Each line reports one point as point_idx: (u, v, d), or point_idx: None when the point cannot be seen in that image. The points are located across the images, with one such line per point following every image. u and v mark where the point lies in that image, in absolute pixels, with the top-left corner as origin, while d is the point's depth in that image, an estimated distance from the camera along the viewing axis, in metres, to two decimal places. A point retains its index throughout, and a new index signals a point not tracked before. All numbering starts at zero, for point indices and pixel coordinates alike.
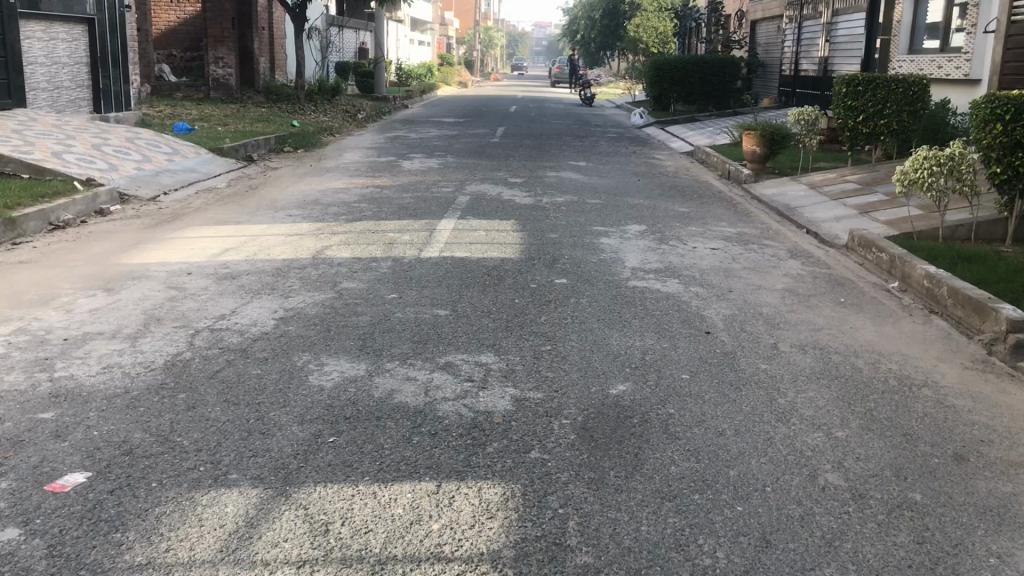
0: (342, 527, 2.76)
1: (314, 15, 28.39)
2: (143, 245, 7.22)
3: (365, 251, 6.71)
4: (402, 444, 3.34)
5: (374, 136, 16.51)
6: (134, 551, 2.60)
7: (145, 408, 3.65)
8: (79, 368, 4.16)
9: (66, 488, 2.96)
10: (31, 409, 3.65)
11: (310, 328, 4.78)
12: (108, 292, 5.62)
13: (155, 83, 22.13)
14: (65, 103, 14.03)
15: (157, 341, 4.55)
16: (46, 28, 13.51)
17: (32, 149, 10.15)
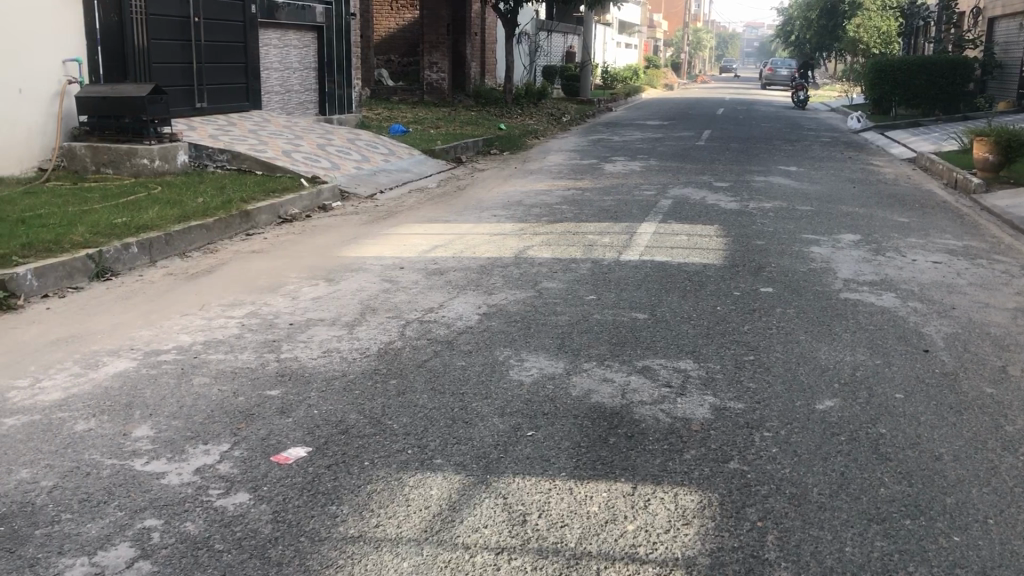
0: (539, 519, 2.83)
1: (525, 19, 29.09)
2: (360, 239, 7.69)
3: (566, 252, 6.81)
4: (599, 443, 3.38)
5: (579, 139, 16.68)
6: (347, 523, 2.79)
7: (359, 391, 3.89)
8: (302, 351, 4.49)
9: (289, 460, 3.21)
10: (261, 385, 3.99)
11: (512, 324, 4.91)
12: (328, 282, 6.02)
13: (374, 88, 23.47)
14: (295, 106, 15.15)
15: (371, 330, 4.84)
16: (282, 37, 14.64)
17: (266, 148, 11.02)
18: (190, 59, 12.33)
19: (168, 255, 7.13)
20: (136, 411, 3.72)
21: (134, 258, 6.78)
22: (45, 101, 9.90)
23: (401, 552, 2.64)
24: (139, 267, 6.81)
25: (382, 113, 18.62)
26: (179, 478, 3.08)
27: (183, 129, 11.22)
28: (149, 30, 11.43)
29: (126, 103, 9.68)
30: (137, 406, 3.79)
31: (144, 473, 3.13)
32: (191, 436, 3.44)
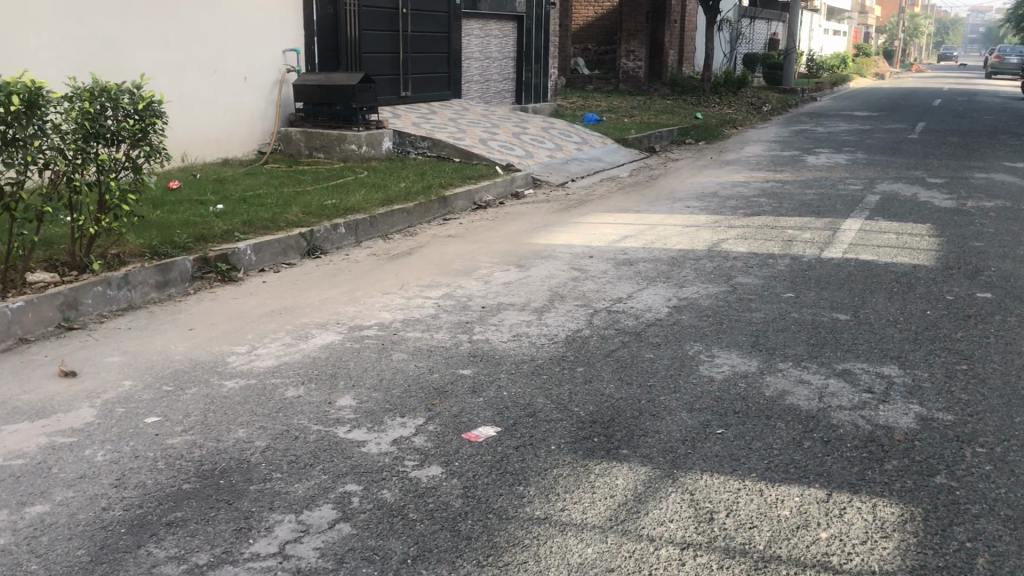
0: (726, 518, 2.77)
1: (727, 6, 28.34)
2: (553, 227, 7.78)
3: (763, 247, 6.59)
4: (792, 446, 3.26)
5: (780, 130, 16.07)
6: (533, 505, 2.84)
7: (548, 376, 3.96)
8: (494, 333, 4.61)
9: (479, 438, 3.31)
10: (454, 364, 4.14)
11: (703, 319, 4.83)
12: (520, 268, 6.14)
13: (570, 76, 23.66)
14: (493, 94, 15.50)
15: (560, 317, 4.89)
16: (483, 26, 15.01)
17: (465, 135, 11.36)
18: (397, 49, 12.89)
19: (371, 237, 7.50)
20: (340, 382, 3.96)
21: (341, 238, 7.19)
22: (266, 89, 10.67)
23: (586, 538, 2.67)
24: (346, 247, 7.21)
25: (577, 102, 18.72)
26: (378, 448, 3.25)
27: (389, 117, 11.75)
28: (362, 21, 12.03)
29: (338, 91, 10.25)
30: (341, 376, 4.03)
31: (346, 440, 3.33)
32: (390, 408, 3.62)
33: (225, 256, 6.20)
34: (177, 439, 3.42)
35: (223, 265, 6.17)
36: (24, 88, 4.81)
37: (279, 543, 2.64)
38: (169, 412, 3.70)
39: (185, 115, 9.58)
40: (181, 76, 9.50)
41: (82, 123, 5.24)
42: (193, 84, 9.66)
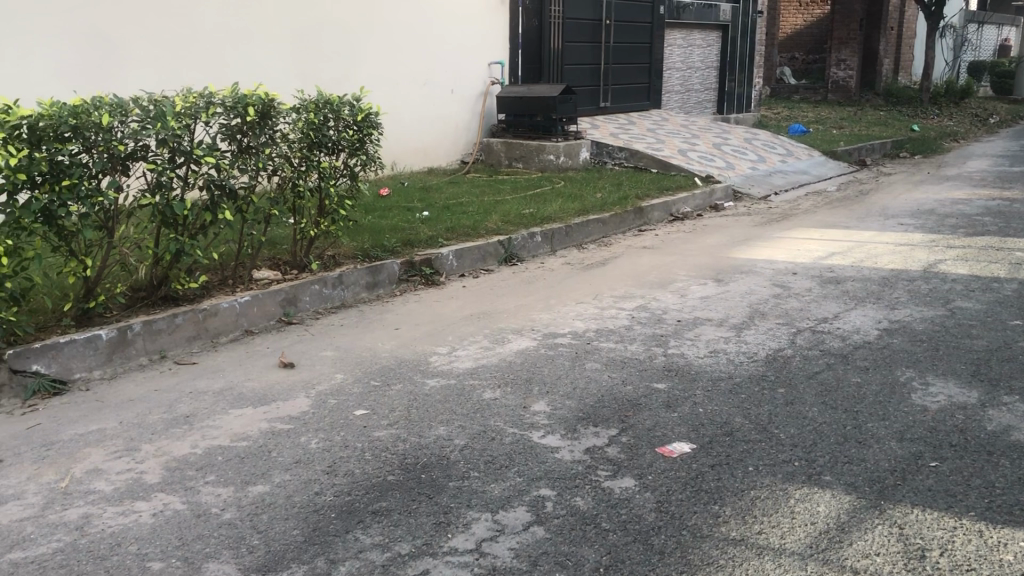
0: (940, 557, 2.60)
1: (951, 11, 26.56)
2: (753, 242, 7.57)
3: (987, 269, 6.12)
4: (1017, 487, 3.01)
5: (1008, 143, 14.86)
6: (729, 525, 2.78)
7: (746, 395, 3.86)
8: (690, 348, 4.55)
9: (674, 454, 3.28)
10: (649, 377, 4.12)
11: (917, 344, 4.55)
12: (718, 283, 6.02)
13: (775, 86, 22.97)
14: (694, 104, 15.29)
15: (760, 335, 4.75)
16: (687, 36, 14.84)
17: (664, 146, 11.27)
18: (599, 60, 12.99)
19: (567, 246, 7.60)
20: (535, 387, 4.04)
21: (538, 247, 7.33)
22: (471, 100, 11.06)
23: (784, 564, 2.58)
24: (542, 255, 7.34)
25: (783, 113, 18.11)
26: (572, 455, 3.30)
27: (588, 127, 11.86)
28: (565, 33, 12.22)
29: (540, 102, 10.46)
30: (536, 382, 4.11)
31: (541, 445, 3.39)
32: (583, 417, 3.65)
33: (429, 261, 6.47)
34: (382, 432, 3.60)
35: (427, 269, 6.44)
36: (259, 100, 5.25)
37: (476, 541, 2.73)
38: (376, 406, 3.91)
39: (397, 125, 10.08)
40: (394, 89, 10.01)
41: (307, 132, 5.65)
42: (406, 96, 10.16)
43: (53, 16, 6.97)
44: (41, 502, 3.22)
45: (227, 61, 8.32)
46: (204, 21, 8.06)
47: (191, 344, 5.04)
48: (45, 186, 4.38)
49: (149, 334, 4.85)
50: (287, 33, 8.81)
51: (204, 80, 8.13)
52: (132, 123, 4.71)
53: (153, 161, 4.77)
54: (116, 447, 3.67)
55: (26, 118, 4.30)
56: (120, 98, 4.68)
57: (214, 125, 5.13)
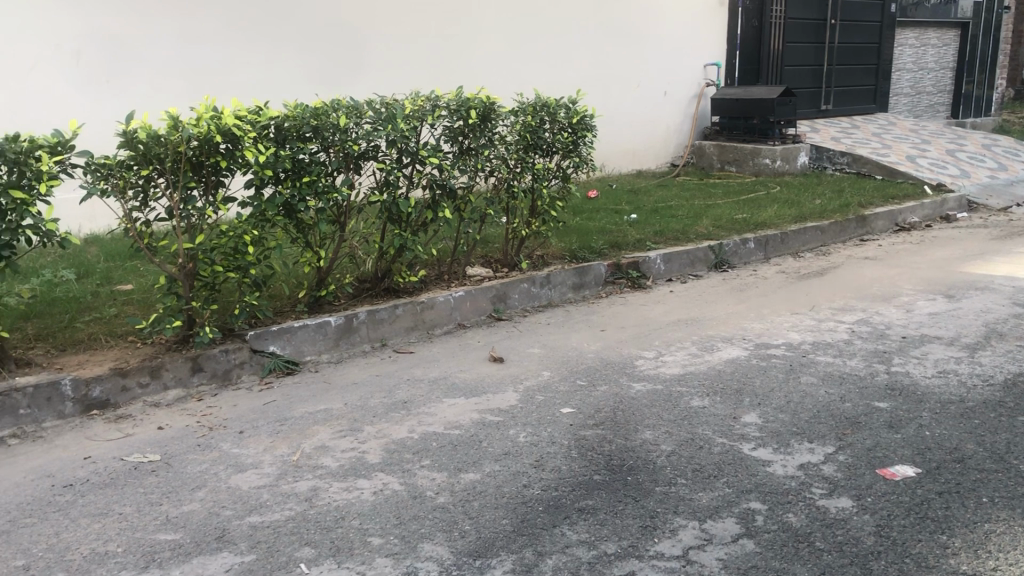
0: None
1: None
2: (990, 256, 6.99)
3: None
4: None
5: None
6: (959, 558, 2.60)
7: (980, 421, 3.58)
8: (915, 367, 4.28)
9: (896, 477, 3.11)
10: (869, 395, 3.91)
11: None
12: (948, 299, 5.61)
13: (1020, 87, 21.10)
14: (925, 107, 14.32)
15: (996, 357, 4.39)
16: (920, 35, 13.93)
17: (890, 152, 10.63)
18: (822, 61, 12.45)
19: (781, 254, 7.34)
20: (746, 398, 3.94)
21: (750, 254, 7.13)
22: (685, 103, 10.93)
23: None
24: (754, 262, 7.14)
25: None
26: (784, 470, 3.19)
27: (807, 131, 11.39)
28: (787, 34, 11.81)
29: (757, 104, 10.16)
30: (747, 393, 4.00)
31: (752, 457, 3.31)
32: (797, 432, 3.53)
33: (637, 264, 6.46)
34: (589, 432, 3.64)
35: (634, 272, 6.44)
36: (481, 103, 5.44)
37: (683, 547, 2.70)
38: (583, 405, 3.96)
39: (609, 128, 10.14)
40: (608, 92, 10.07)
41: (524, 134, 5.80)
42: (619, 99, 10.20)
43: (300, 26, 7.57)
44: (275, 472, 3.51)
45: (451, 66, 8.68)
46: (432, 29, 8.44)
47: (408, 334, 5.31)
48: (288, 182, 4.77)
49: (372, 323, 5.16)
50: (508, 38, 9.08)
51: (430, 84, 8.53)
52: (365, 125, 5.02)
53: (383, 161, 5.07)
54: (340, 426, 3.94)
55: (274, 119, 4.69)
56: (355, 101, 5.01)
57: (439, 127, 5.38)
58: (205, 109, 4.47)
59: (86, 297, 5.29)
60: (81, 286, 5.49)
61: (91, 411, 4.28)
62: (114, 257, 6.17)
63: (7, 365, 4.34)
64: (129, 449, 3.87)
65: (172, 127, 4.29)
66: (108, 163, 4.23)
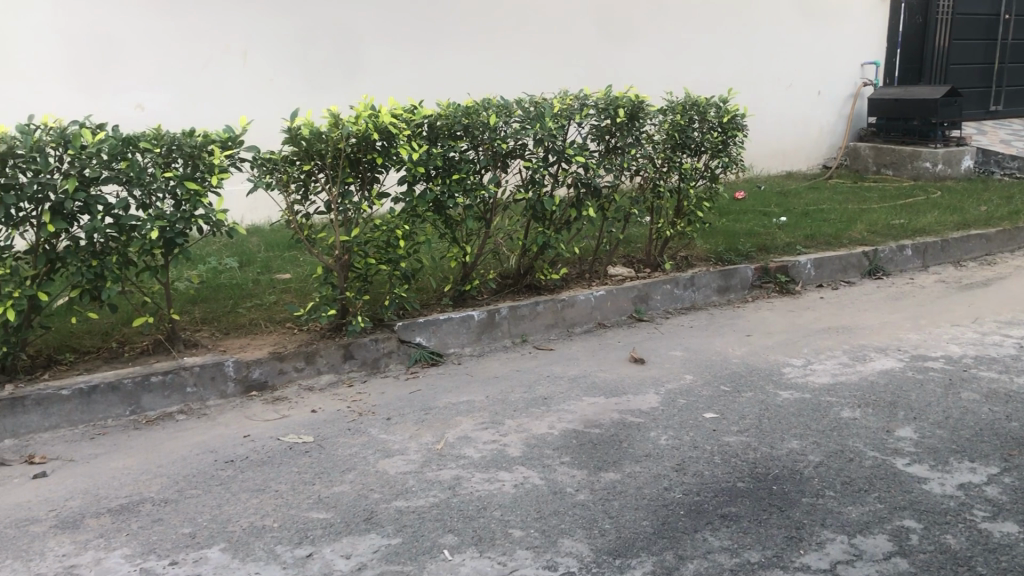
0: None
1: None
2: None
3: None
4: None
5: None
6: None
7: None
8: None
9: None
10: None
11: None
12: None
13: None
14: None
15: None
16: None
17: None
18: (993, 59, 11.73)
19: (942, 263, 6.98)
20: (900, 412, 3.77)
21: (907, 261, 6.81)
22: (840, 103, 10.53)
23: None
24: (911, 270, 6.82)
25: None
26: (942, 488, 3.05)
27: (974, 133, 10.77)
28: (954, 30, 11.20)
29: (918, 105, 9.68)
30: (902, 406, 3.83)
31: (907, 474, 3.17)
32: (956, 450, 3.35)
33: (785, 268, 6.28)
34: (733, 438, 3.58)
35: (782, 276, 6.26)
36: (629, 101, 5.39)
37: (831, 562, 2.62)
38: (727, 411, 3.89)
39: (759, 129, 9.89)
40: (759, 91, 9.82)
41: (672, 133, 5.74)
42: (770, 98, 9.93)
43: (453, 26, 7.75)
44: (421, 460, 3.62)
45: (598, 65, 8.66)
46: (581, 28, 8.47)
47: (549, 331, 5.36)
48: (438, 179, 4.89)
49: (514, 319, 5.24)
50: (657, 37, 8.99)
51: (578, 83, 8.56)
52: (514, 123, 5.09)
53: (530, 159, 5.12)
54: (483, 419, 4.02)
55: (427, 117, 4.83)
56: (505, 100, 5.09)
57: (586, 126, 5.38)
58: (363, 108, 4.64)
59: (248, 284, 5.60)
60: (243, 274, 5.81)
61: (251, 392, 4.54)
62: (274, 247, 6.51)
63: (177, 345, 4.68)
64: (284, 429, 4.08)
65: (333, 125, 4.49)
66: (273, 158, 4.49)
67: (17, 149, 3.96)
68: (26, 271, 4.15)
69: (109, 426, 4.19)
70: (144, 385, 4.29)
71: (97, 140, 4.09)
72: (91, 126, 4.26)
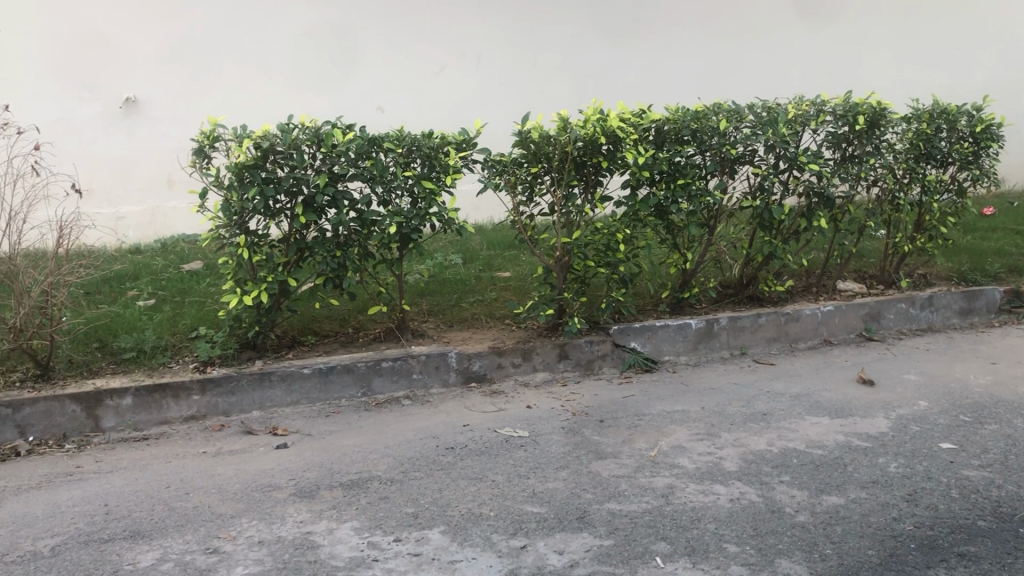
0: None
1: None
2: None
3: None
4: None
5: None
6: None
7: None
8: None
9: None
10: None
11: None
12: None
13: None
14: None
15: None
16: None
17: None
18: None
19: None
20: None
21: None
22: None
23: None
24: None
25: None
26: None
27: None
28: None
29: None
30: None
31: None
32: None
33: None
34: (973, 472, 3.32)
35: None
36: (871, 108, 5.05)
37: None
38: (966, 443, 3.62)
39: None
40: None
41: (916, 143, 5.37)
42: None
43: None
44: (634, 464, 3.62)
45: None
46: None
47: (770, 345, 5.20)
48: (662, 183, 4.85)
49: (733, 330, 5.12)
50: None
51: None
52: (745, 128, 4.96)
53: (759, 165, 4.97)
54: (698, 429, 3.96)
55: (655, 122, 4.80)
56: (737, 105, 4.96)
57: (822, 133, 5.14)
58: (593, 111, 4.69)
59: (471, 281, 5.82)
60: (467, 271, 6.04)
61: (470, 383, 4.72)
62: (496, 246, 6.72)
63: (405, 334, 4.95)
64: (501, 422, 4.21)
65: (562, 128, 4.57)
66: (503, 160, 4.65)
67: (277, 146, 4.33)
68: (279, 258, 4.51)
69: (342, 406, 4.50)
70: (375, 369, 4.57)
71: (346, 139, 4.41)
72: (340, 126, 4.57)
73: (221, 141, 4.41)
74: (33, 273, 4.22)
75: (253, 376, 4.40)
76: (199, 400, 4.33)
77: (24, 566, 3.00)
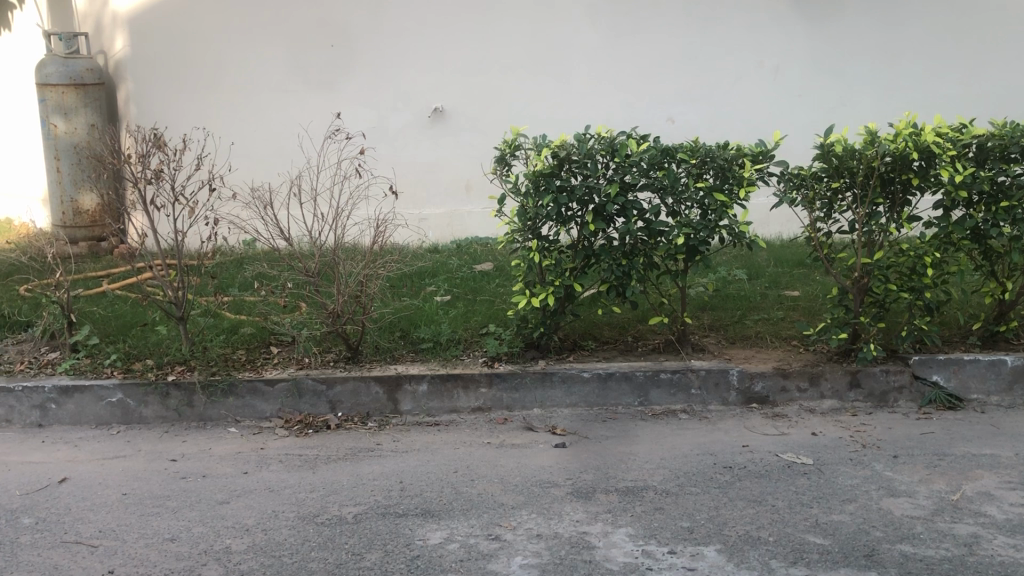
0: None
1: None
2: None
3: None
4: None
5: None
6: None
7: None
8: None
9: None
10: None
11: None
12: None
13: None
14: None
15: None
16: None
17: None
18: None
19: None
20: None
21: None
22: None
23: None
24: None
25: None
26: None
27: None
28: None
29: None
30: None
31: None
32: None
33: None
34: None
35: None
36: None
37: None
38: None
39: None
40: None
41: None
42: None
43: None
44: (932, 507, 3.35)
45: None
46: None
47: None
48: (981, 205, 4.42)
49: None
50: None
51: None
52: None
53: None
54: (1010, 478, 3.58)
55: (977, 137, 4.38)
56: None
57: None
58: (905, 124, 4.41)
59: (756, 297, 5.66)
60: (752, 287, 5.89)
61: (751, 404, 4.59)
62: (784, 263, 6.48)
63: (685, 347, 4.88)
64: (784, 446, 4.06)
65: (869, 143, 4.34)
66: (802, 174, 4.49)
67: (573, 155, 4.48)
68: (566, 264, 4.61)
69: (619, 412, 4.55)
70: (654, 380, 4.58)
71: (641, 149, 4.47)
72: (636, 135, 4.65)
73: (521, 150, 4.62)
74: (351, 265, 4.65)
75: (536, 375, 4.56)
76: (486, 393, 4.56)
77: (332, 529, 3.32)
